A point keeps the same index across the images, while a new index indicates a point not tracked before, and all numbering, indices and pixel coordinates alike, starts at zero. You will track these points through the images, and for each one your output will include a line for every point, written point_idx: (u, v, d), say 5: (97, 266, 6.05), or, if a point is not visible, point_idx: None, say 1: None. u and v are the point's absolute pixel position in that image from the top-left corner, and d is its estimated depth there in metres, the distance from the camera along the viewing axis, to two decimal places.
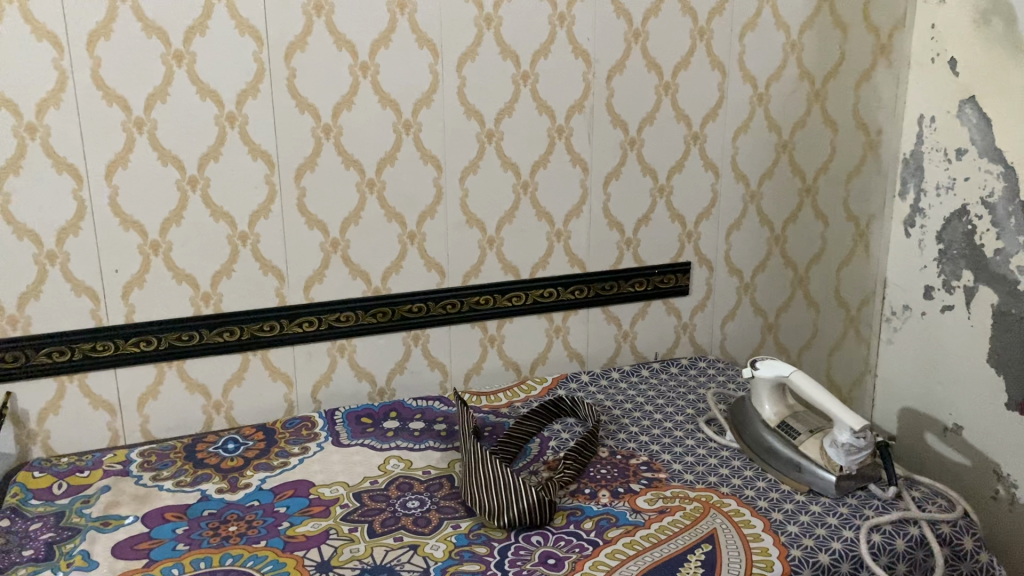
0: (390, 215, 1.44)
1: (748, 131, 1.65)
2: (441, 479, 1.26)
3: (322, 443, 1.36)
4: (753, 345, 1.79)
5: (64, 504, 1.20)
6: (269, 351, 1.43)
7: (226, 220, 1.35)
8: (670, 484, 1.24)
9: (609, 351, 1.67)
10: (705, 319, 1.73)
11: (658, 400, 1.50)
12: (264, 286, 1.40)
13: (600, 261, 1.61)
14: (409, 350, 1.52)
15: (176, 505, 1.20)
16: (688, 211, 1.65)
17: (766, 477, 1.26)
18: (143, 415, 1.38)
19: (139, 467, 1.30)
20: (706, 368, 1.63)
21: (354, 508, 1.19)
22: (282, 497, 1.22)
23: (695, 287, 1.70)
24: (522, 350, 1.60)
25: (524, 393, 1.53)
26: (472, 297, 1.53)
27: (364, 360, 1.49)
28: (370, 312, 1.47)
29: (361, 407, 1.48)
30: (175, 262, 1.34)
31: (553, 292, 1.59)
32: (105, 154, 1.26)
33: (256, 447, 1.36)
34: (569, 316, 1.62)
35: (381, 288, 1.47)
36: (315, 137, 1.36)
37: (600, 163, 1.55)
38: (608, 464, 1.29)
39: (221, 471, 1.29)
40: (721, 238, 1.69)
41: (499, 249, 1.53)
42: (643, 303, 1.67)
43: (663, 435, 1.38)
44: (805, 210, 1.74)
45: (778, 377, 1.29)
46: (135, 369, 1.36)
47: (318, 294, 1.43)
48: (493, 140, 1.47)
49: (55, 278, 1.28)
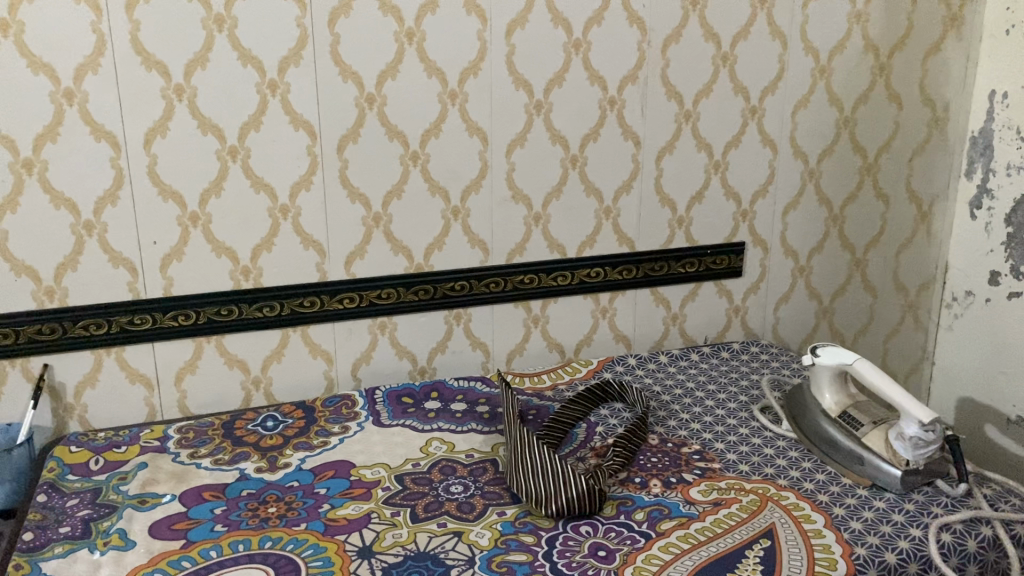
0: (434, 189, 1.39)
1: (809, 106, 1.57)
2: (485, 463, 1.22)
3: (363, 423, 1.33)
4: (806, 331, 1.72)
5: (101, 480, 1.18)
6: (309, 328, 1.39)
7: (267, 191, 1.31)
8: (725, 475, 1.19)
9: (657, 333, 1.61)
10: (758, 302, 1.67)
11: (709, 386, 1.44)
12: (305, 261, 1.36)
13: (650, 239, 1.54)
14: (451, 329, 1.47)
15: (215, 484, 1.17)
16: (743, 189, 1.58)
17: (826, 470, 1.20)
18: (180, 390, 1.35)
19: (176, 444, 1.27)
20: (759, 353, 1.56)
21: (396, 491, 1.15)
22: (322, 479, 1.18)
23: (748, 269, 1.63)
24: (567, 331, 1.55)
25: (569, 375, 1.48)
26: (517, 276, 1.48)
27: (405, 339, 1.45)
28: (413, 289, 1.43)
29: (402, 386, 1.44)
30: (214, 234, 1.30)
31: (600, 272, 1.53)
32: (144, 121, 1.22)
33: (296, 425, 1.32)
34: (616, 297, 1.56)
35: (423, 265, 1.42)
36: (358, 106, 1.31)
37: (653, 138, 1.49)
38: (659, 452, 1.24)
39: (259, 450, 1.25)
40: (777, 218, 1.62)
41: (546, 226, 1.47)
42: (694, 285, 1.60)
43: (716, 423, 1.32)
44: (865, 189, 1.66)
45: (841, 365, 1.22)
46: (173, 344, 1.32)
47: (359, 270, 1.39)
48: (543, 112, 1.41)
49: (92, 249, 1.25)
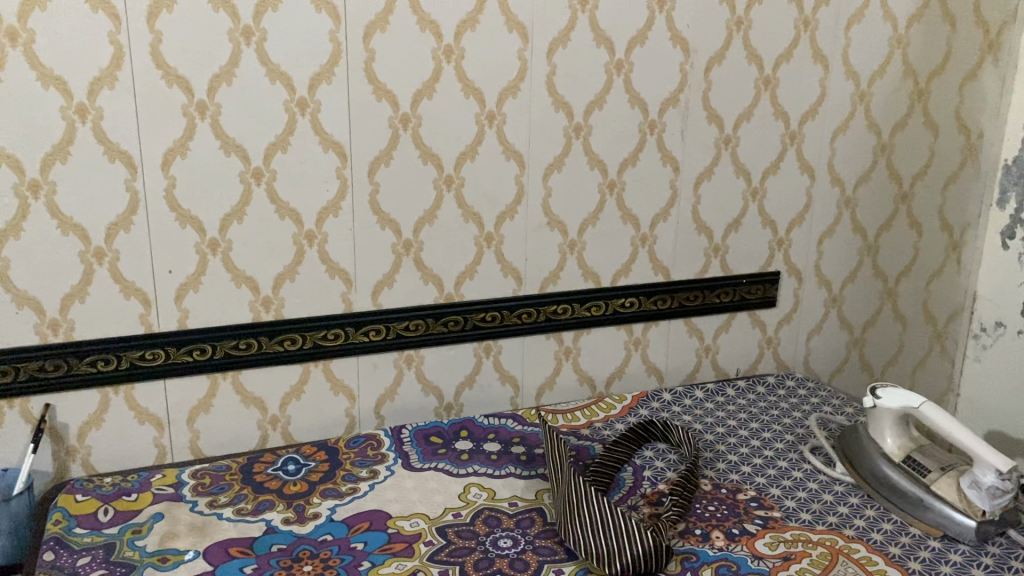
0: (468, 216, 1.31)
1: (847, 132, 1.52)
2: (531, 514, 1.14)
3: (393, 467, 1.24)
4: (836, 362, 1.66)
5: (113, 535, 1.07)
6: (331, 362, 1.29)
7: (293, 217, 1.22)
8: (788, 525, 1.12)
9: (689, 366, 1.54)
10: (790, 333, 1.61)
11: (752, 425, 1.37)
12: (330, 291, 1.26)
13: (685, 268, 1.48)
14: (480, 362, 1.39)
15: (241, 538, 1.07)
16: (780, 216, 1.52)
17: (891, 518, 1.14)
18: (193, 430, 1.25)
19: (193, 491, 1.16)
20: (796, 388, 1.51)
21: (440, 546, 1.06)
22: (358, 531, 1.09)
23: (782, 299, 1.58)
24: (599, 364, 1.47)
25: (604, 411, 1.40)
26: (550, 306, 1.40)
27: (432, 373, 1.36)
28: (441, 321, 1.34)
29: (430, 424, 1.35)
30: (235, 263, 1.21)
31: (635, 302, 1.46)
32: (162, 140, 1.13)
33: (320, 469, 1.23)
34: (649, 328, 1.49)
35: (453, 294, 1.34)
36: (392, 127, 1.23)
37: (692, 163, 1.42)
38: (714, 500, 1.17)
39: (284, 498, 1.16)
40: (813, 246, 1.57)
41: (581, 254, 1.40)
42: (727, 315, 1.54)
43: (767, 466, 1.26)
44: (899, 218, 1.60)
45: (905, 408, 1.16)
46: (186, 381, 1.22)
47: (387, 300, 1.30)
48: (581, 135, 1.34)
49: (102, 278, 1.15)
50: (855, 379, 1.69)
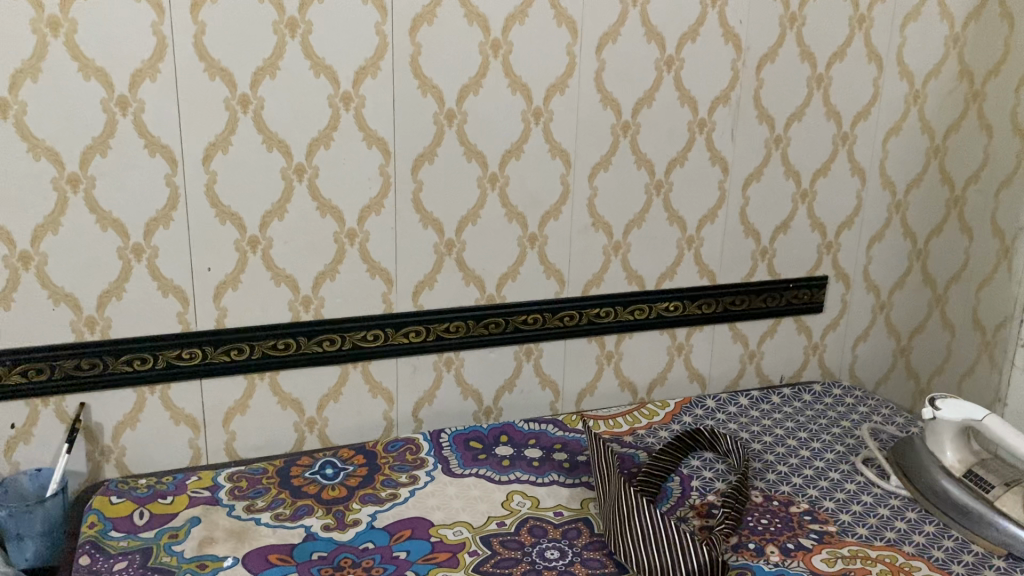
0: (512, 215, 1.27)
1: (901, 133, 1.48)
2: (578, 524, 1.10)
3: (433, 473, 1.20)
4: (882, 369, 1.62)
5: (150, 538, 1.04)
6: (370, 363, 1.26)
7: (334, 215, 1.18)
8: (845, 541, 1.08)
9: (732, 372, 1.50)
10: (836, 340, 1.56)
11: (801, 434, 1.33)
12: (371, 291, 1.23)
13: (731, 272, 1.44)
14: (521, 366, 1.35)
15: (280, 544, 1.04)
16: (829, 219, 1.48)
17: (951, 535, 1.09)
18: (229, 432, 1.22)
19: (229, 494, 1.13)
20: (844, 397, 1.46)
21: (486, 556, 1.03)
22: (400, 539, 1.06)
23: (829, 304, 1.53)
24: (641, 369, 1.43)
25: (646, 418, 1.37)
26: (593, 309, 1.36)
27: (472, 377, 1.33)
28: (482, 323, 1.30)
29: (469, 428, 1.31)
30: (275, 261, 1.18)
31: (679, 306, 1.42)
32: (204, 134, 1.10)
33: (359, 473, 1.20)
34: (693, 333, 1.45)
35: (495, 296, 1.30)
36: (437, 124, 1.19)
37: (741, 163, 1.38)
38: (767, 513, 1.13)
39: (323, 503, 1.13)
40: (861, 251, 1.52)
41: (625, 256, 1.36)
42: (773, 321, 1.50)
43: (819, 478, 1.22)
44: (950, 223, 1.55)
45: (967, 421, 1.11)
46: (224, 381, 1.19)
47: (428, 302, 1.27)
48: (629, 133, 1.30)
49: (140, 275, 1.12)
50: (901, 387, 1.64)
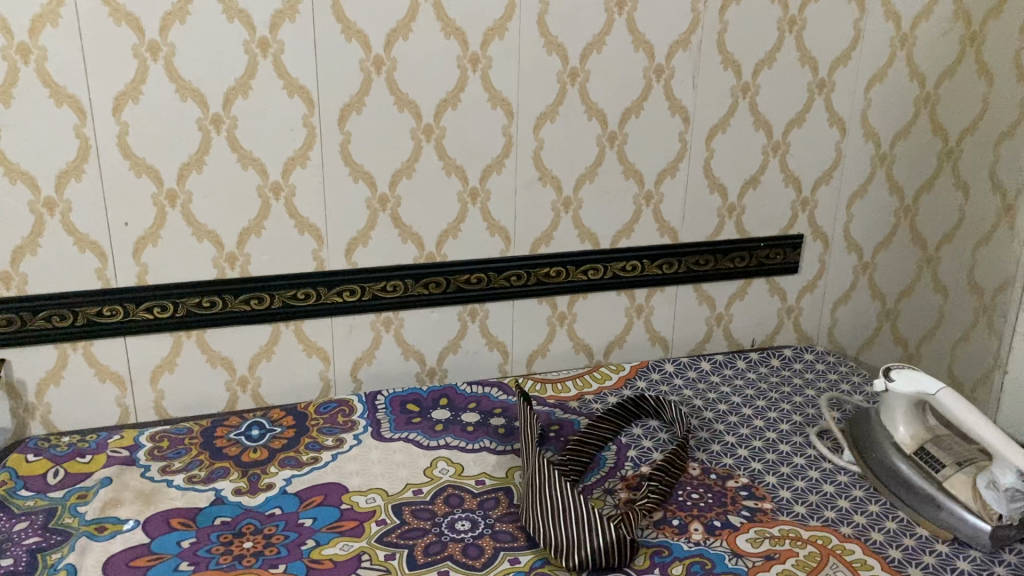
0: (450, 168, 1.21)
1: (886, 80, 1.36)
2: (497, 494, 1.05)
3: (361, 436, 1.16)
4: (866, 334, 1.52)
5: (57, 499, 1.03)
6: (303, 323, 1.22)
7: (257, 167, 1.13)
8: (778, 519, 1.01)
9: (698, 336, 1.43)
10: (813, 303, 1.48)
11: (758, 403, 1.26)
12: (300, 248, 1.19)
13: (695, 230, 1.36)
14: (465, 327, 1.30)
15: (185, 509, 1.01)
16: (805, 174, 1.38)
17: (896, 516, 1.02)
18: (157, 390, 1.20)
19: (147, 455, 1.11)
20: (814, 363, 1.38)
21: (393, 526, 1.00)
22: (309, 506, 1.03)
23: (805, 265, 1.44)
24: (597, 331, 1.37)
25: (597, 382, 1.30)
26: (543, 268, 1.30)
27: (413, 337, 1.28)
28: (422, 282, 1.25)
29: (408, 391, 1.27)
30: (195, 215, 1.13)
31: (637, 265, 1.34)
32: (112, 84, 1.05)
33: (284, 435, 1.16)
34: (653, 294, 1.37)
35: (435, 254, 1.24)
36: (364, 71, 1.13)
37: (704, 113, 1.29)
38: (701, 487, 1.07)
39: (240, 466, 1.10)
40: (841, 209, 1.42)
41: (577, 212, 1.29)
42: (743, 282, 1.42)
43: (766, 451, 1.15)
44: (942, 178, 1.43)
45: (920, 395, 1.02)
46: (148, 339, 1.17)
47: (362, 259, 1.21)
48: (578, 81, 1.22)
49: (54, 229, 1.09)
50: (885, 352, 1.54)
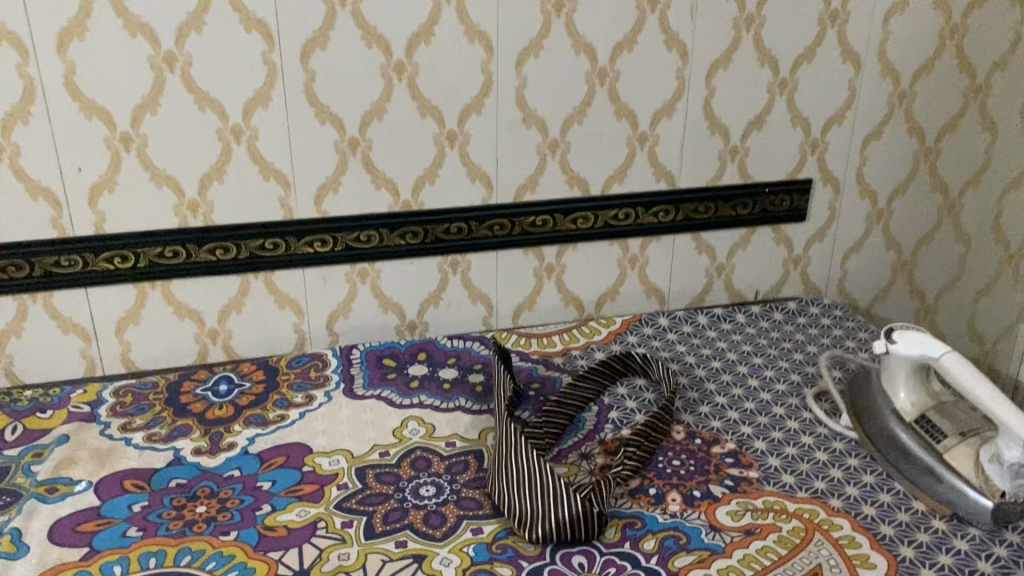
0: (424, 109, 1.12)
1: (907, 10, 1.24)
2: (467, 457, 1.00)
3: (331, 393, 1.11)
4: (880, 285, 1.43)
5: (12, 457, 0.99)
6: (272, 274, 1.16)
7: (215, 109, 1.06)
8: (763, 490, 0.95)
9: (698, 287, 1.34)
10: (823, 253, 1.38)
11: (755, 361, 1.19)
12: (266, 195, 1.12)
13: (694, 175, 1.26)
14: (446, 279, 1.23)
15: (140, 470, 0.98)
16: (814, 114, 1.28)
17: (891, 488, 0.95)
18: (123, 342, 1.15)
19: (109, 411, 1.07)
20: (820, 318, 1.30)
21: (354, 490, 0.94)
22: (269, 468, 0.98)
23: (815, 212, 1.34)
24: (587, 282, 1.29)
25: (586, 337, 1.24)
26: (528, 217, 1.22)
27: (390, 289, 1.21)
28: (398, 232, 1.18)
29: (385, 345, 1.21)
30: (153, 160, 1.07)
31: (631, 213, 1.26)
32: (55, 20, 0.98)
33: (253, 392, 1.11)
34: (649, 244, 1.29)
35: (411, 202, 1.17)
36: (327, 3, 1.04)
37: (703, 48, 1.19)
38: (683, 453, 1.00)
39: (203, 424, 1.05)
40: (855, 151, 1.32)
41: (564, 156, 1.20)
42: (746, 231, 1.33)
43: (758, 415, 1.08)
44: (968, 117, 1.32)
45: (923, 358, 0.95)
46: (111, 290, 1.12)
47: (332, 207, 1.15)
48: (563, 13, 1.12)
49: (4, 176, 1.03)
50: (902, 304, 1.45)
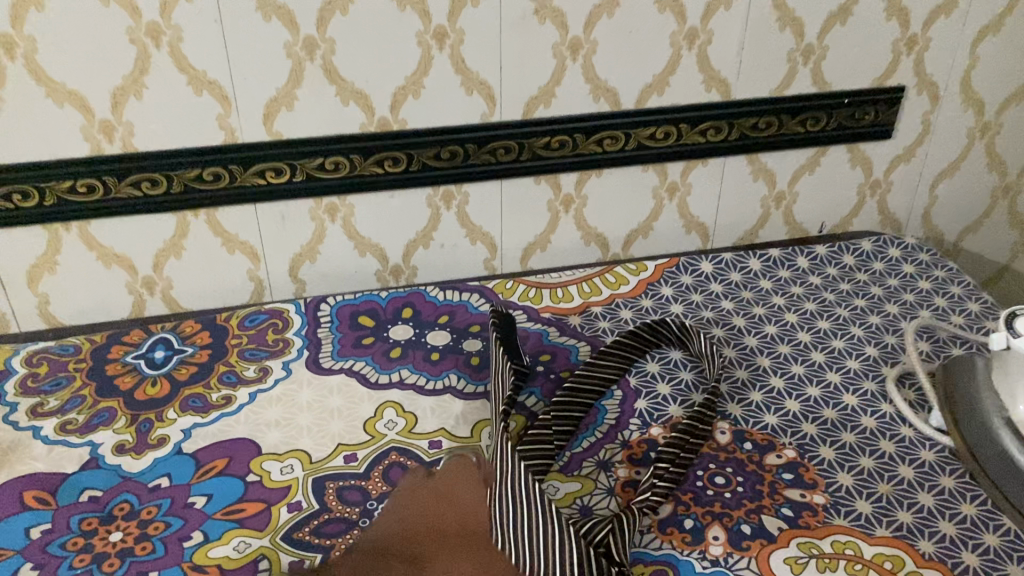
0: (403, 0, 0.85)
1: None
2: (454, 464, 0.79)
3: (290, 365, 0.90)
4: (974, 215, 1.17)
5: None
6: (216, 211, 0.93)
7: (123, 2, 0.79)
8: (831, 525, 0.73)
9: (752, 219, 1.09)
10: (907, 178, 1.11)
11: (820, 326, 0.95)
12: (200, 113, 0.87)
13: (754, 82, 0.98)
14: (438, 215, 0.99)
15: (47, 475, 0.78)
16: (915, 2, 0.97)
17: (998, 524, 0.73)
18: (38, 295, 0.94)
19: (17, 386, 0.87)
20: (900, 264, 1.05)
21: (308, 514, 0.74)
22: (206, 477, 0.78)
23: (903, 127, 1.07)
24: (614, 217, 1.04)
25: (609, 288, 1.00)
26: (540, 138, 0.96)
27: (367, 229, 0.98)
28: (373, 159, 0.93)
29: (362, 298, 0.99)
30: (46, 71, 0.81)
31: (671, 132, 0.99)
32: None
33: (195, 362, 0.91)
34: (692, 169, 1.03)
35: (389, 121, 0.92)
36: None
37: None
38: (728, 465, 0.79)
39: (131, 408, 0.85)
40: (962, 49, 1.02)
41: (588, 60, 0.93)
42: (816, 151, 1.05)
43: (824, 406, 0.85)
44: None
45: None
46: (13, 234, 0.89)
47: (287, 128, 0.90)
48: None
49: None
50: (997, 236, 1.19)
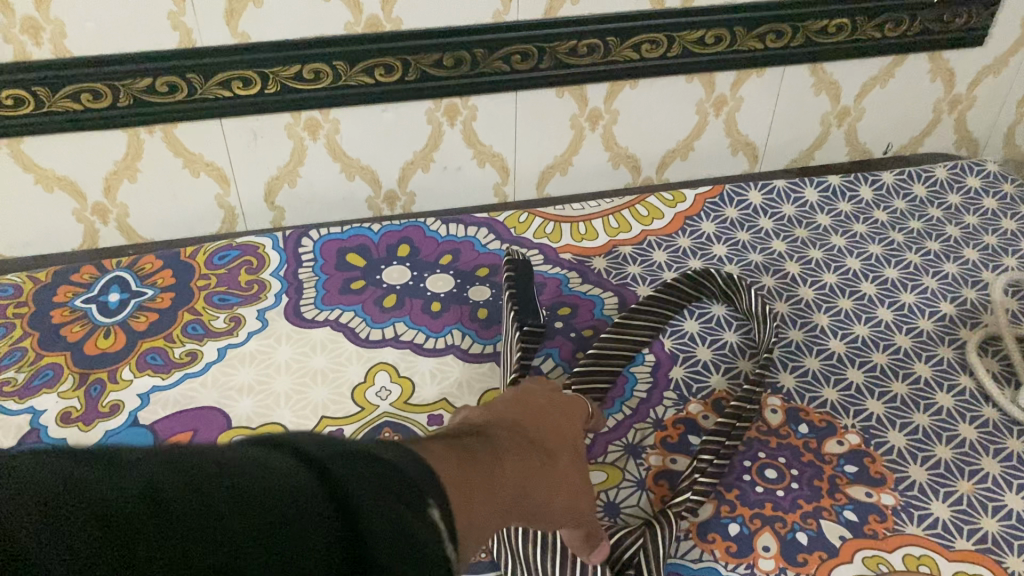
0: None
1: None
2: None
3: (266, 315, 0.77)
4: None
5: None
6: (175, 125, 0.79)
7: None
8: (901, 536, 0.60)
9: (810, 139, 0.97)
10: (993, 93, 0.98)
11: (885, 277, 0.81)
12: (148, 9, 0.71)
13: None
14: (440, 131, 0.86)
15: None
16: None
17: None
18: None
19: None
20: (981, 201, 0.89)
21: None
22: None
23: (998, 34, 0.92)
24: (647, 137, 0.92)
25: (641, 223, 0.86)
26: (563, 43, 0.82)
27: (354, 146, 0.85)
28: (361, 68, 0.79)
29: (353, 231, 0.86)
30: None
31: (723, 37, 0.84)
32: None
33: (156, 308, 0.77)
34: (744, 81, 0.89)
35: (381, 21, 0.77)
36: None
37: None
38: (779, 456, 0.66)
39: (79, 364, 0.72)
40: None
41: None
42: (892, 61, 0.91)
43: (892, 377, 0.72)
44: None
45: None
46: None
47: (255, 29, 0.75)
48: None
49: None
50: None
